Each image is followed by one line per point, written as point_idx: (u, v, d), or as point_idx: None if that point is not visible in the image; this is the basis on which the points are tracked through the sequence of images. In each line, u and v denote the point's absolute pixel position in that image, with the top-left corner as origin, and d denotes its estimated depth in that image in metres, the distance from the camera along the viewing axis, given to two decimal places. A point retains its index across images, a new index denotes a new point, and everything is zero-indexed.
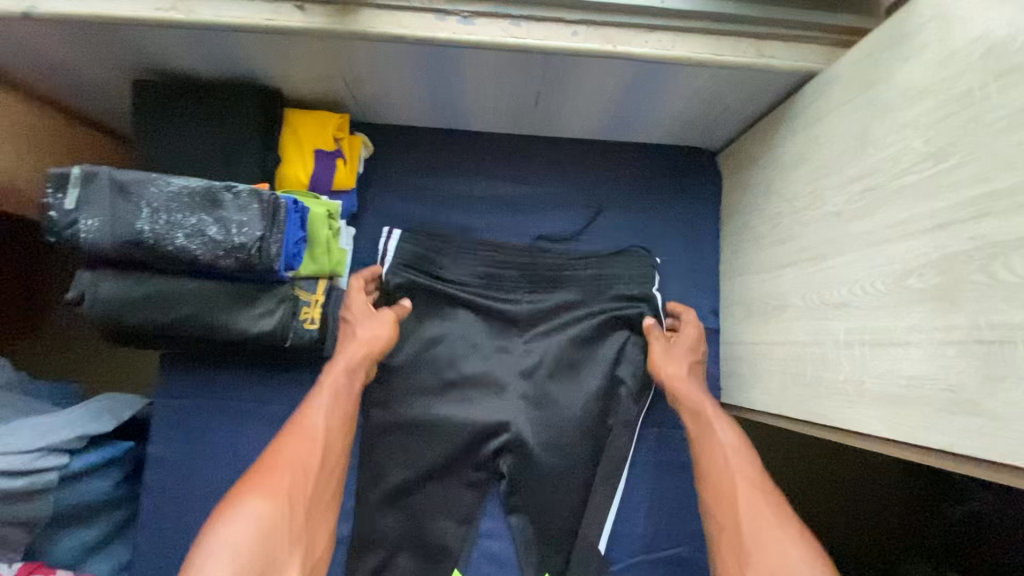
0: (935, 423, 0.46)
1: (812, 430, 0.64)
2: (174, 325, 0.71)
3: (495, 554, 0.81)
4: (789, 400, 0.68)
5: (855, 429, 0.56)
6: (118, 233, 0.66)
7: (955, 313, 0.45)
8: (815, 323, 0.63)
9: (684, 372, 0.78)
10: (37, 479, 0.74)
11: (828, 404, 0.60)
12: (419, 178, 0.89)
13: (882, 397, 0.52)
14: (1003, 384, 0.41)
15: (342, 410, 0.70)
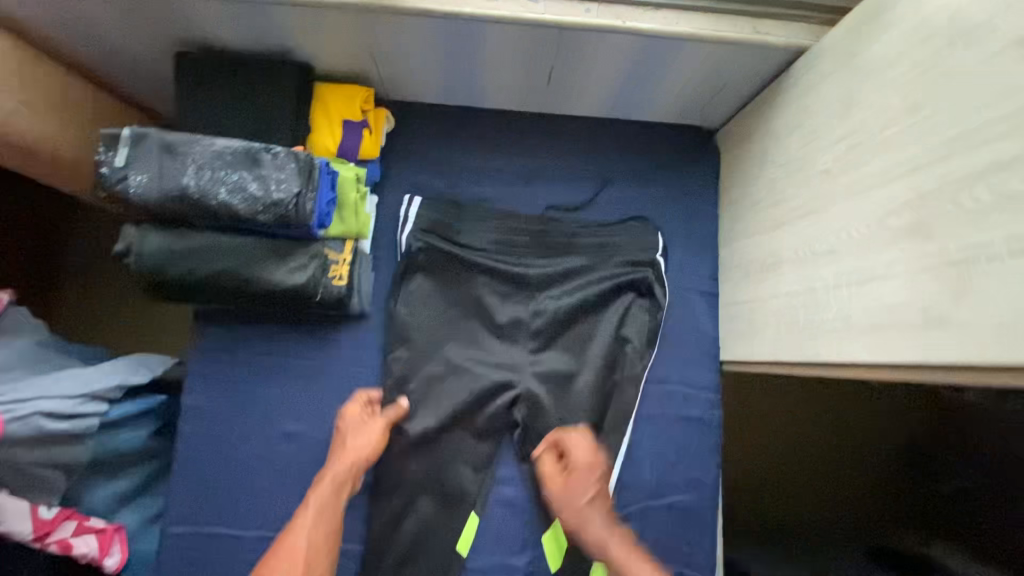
0: (910, 341, 0.53)
1: (805, 372, 0.70)
2: (213, 278, 0.77)
3: (510, 500, 0.87)
4: (783, 347, 0.74)
5: (842, 361, 0.63)
6: (165, 188, 0.71)
7: (929, 242, 0.51)
8: (808, 273, 0.70)
9: (585, 510, 0.76)
10: (81, 423, 0.79)
11: (818, 343, 0.67)
12: (438, 152, 0.95)
13: (866, 327, 0.59)
14: (968, 297, 0.47)
15: (325, 526, 0.73)
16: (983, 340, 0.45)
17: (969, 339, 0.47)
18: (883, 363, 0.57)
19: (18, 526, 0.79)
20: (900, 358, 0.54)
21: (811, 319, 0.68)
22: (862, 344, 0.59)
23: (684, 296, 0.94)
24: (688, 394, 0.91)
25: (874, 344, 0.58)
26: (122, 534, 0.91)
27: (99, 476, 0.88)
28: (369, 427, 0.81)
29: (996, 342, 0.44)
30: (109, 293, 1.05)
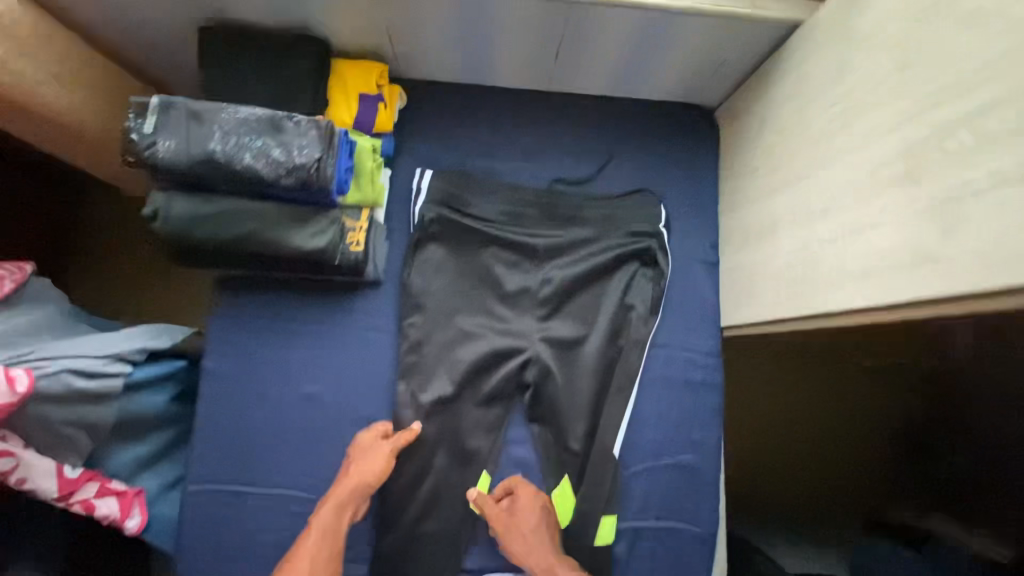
0: (903, 282, 0.57)
1: (803, 325, 0.74)
2: (237, 242, 0.80)
3: (521, 460, 0.90)
4: (783, 304, 0.78)
5: (838, 310, 0.67)
6: (192, 153, 0.75)
7: (918, 187, 0.55)
8: (804, 233, 0.74)
9: (529, 540, 0.81)
10: (106, 383, 0.82)
11: (816, 296, 0.71)
12: (448, 128, 0.99)
13: (861, 274, 0.63)
14: (954, 232, 0.51)
15: (326, 551, 0.74)
16: (970, 271, 0.49)
17: (957, 272, 0.51)
18: (877, 307, 0.61)
19: (43, 484, 0.81)
20: (893, 299, 0.58)
21: (808, 275, 0.72)
22: (858, 292, 0.63)
23: (686, 265, 0.97)
24: (692, 359, 0.94)
25: (869, 290, 0.62)
26: (142, 497, 0.93)
27: (121, 440, 0.91)
28: (376, 453, 0.82)
29: (981, 271, 0.48)
30: (122, 279, 1.09)
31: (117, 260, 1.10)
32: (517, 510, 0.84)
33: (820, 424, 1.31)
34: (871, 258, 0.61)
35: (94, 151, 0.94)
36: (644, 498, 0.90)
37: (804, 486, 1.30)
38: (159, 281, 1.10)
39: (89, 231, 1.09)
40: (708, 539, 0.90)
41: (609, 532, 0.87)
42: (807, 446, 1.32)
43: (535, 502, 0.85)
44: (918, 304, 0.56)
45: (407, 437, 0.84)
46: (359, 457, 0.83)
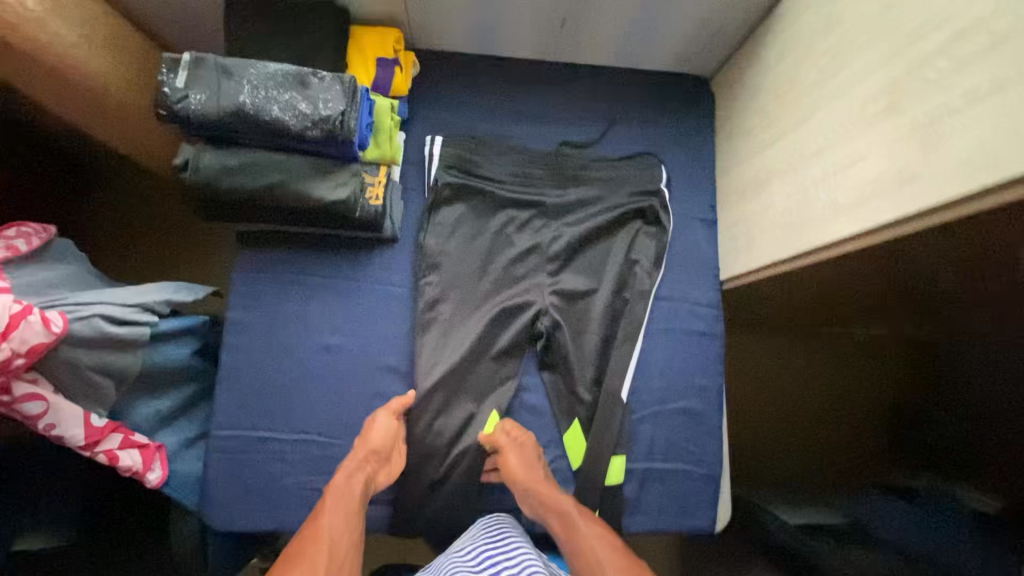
0: (891, 203, 0.63)
1: (798, 263, 0.80)
2: (263, 193, 0.84)
3: (533, 406, 0.94)
4: (781, 246, 0.83)
5: (831, 242, 0.72)
6: (223, 105, 0.79)
7: (904, 114, 0.61)
8: (799, 177, 0.79)
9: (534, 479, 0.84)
10: (134, 330, 0.85)
11: (812, 232, 0.76)
12: (460, 94, 1.04)
13: (854, 203, 0.68)
14: (939, 148, 0.57)
15: (345, 509, 0.76)
16: (950, 181, 0.55)
17: (940, 184, 0.56)
18: (867, 231, 0.66)
19: (71, 430, 0.83)
20: (881, 220, 0.64)
21: (804, 214, 0.78)
22: (850, 221, 0.69)
23: (687, 223, 1.02)
24: (694, 310, 0.99)
25: (858, 217, 0.68)
26: (163, 452, 0.95)
27: (143, 393, 0.93)
28: (380, 423, 0.86)
29: (961, 178, 0.54)
30: (146, 246, 1.16)
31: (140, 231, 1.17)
32: (523, 451, 0.87)
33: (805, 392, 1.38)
34: (862, 187, 0.67)
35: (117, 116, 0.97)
36: (651, 440, 0.94)
37: (791, 454, 1.36)
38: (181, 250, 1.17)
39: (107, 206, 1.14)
40: (713, 478, 0.95)
41: (618, 471, 0.91)
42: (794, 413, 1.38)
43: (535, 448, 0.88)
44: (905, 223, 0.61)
45: (405, 401, 0.89)
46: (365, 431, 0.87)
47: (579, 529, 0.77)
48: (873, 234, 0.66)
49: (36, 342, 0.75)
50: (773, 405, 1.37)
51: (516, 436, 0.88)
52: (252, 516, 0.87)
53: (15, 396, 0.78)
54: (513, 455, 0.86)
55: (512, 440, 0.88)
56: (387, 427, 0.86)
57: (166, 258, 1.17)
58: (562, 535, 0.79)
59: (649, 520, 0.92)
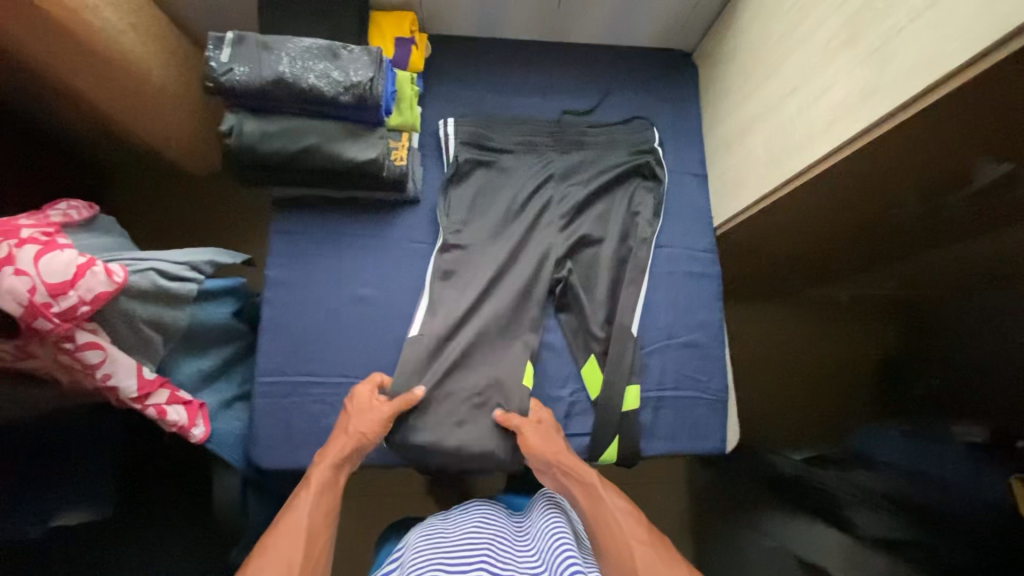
0: (862, 116, 0.74)
1: (788, 188, 0.90)
2: (299, 153, 0.93)
3: (554, 344, 1.03)
4: (769, 177, 0.94)
5: (811, 163, 0.84)
6: (264, 75, 0.88)
7: (871, 38, 0.72)
8: (782, 115, 0.90)
9: (555, 451, 0.87)
10: (185, 287, 0.93)
11: (797, 158, 0.87)
12: (467, 72, 1.15)
13: (835, 123, 0.79)
14: (905, 58, 0.68)
15: (328, 499, 0.76)
16: (913, 81, 0.67)
17: (904, 88, 0.68)
18: (840, 146, 0.79)
19: (125, 381, 0.88)
20: (852, 133, 0.76)
21: (788, 145, 0.89)
22: (828, 141, 0.81)
23: (680, 177, 1.13)
24: (693, 254, 1.09)
25: (833, 136, 0.80)
26: (205, 410, 1.01)
27: (187, 351, 1.00)
28: (374, 409, 0.88)
29: (921, 78, 0.66)
30: (174, 223, 1.34)
31: (168, 206, 1.34)
32: (545, 428, 0.91)
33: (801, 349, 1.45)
34: (838, 111, 0.79)
35: (158, 112, 1.06)
36: (662, 370, 1.02)
37: (791, 406, 1.41)
38: (204, 231, 1.35)
39: (133, 182, 1.30)
40: (719, 404, 1.03)
41: (633, 399, 0.99)
42: (789, 364, 1.46)
43: (553, 426, 0.92)
44: (877, 126, 0.73)
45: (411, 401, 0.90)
46: (350, 414, 0.88)
47: (605, 504, 0.78)
48: (847, 146, 0.78)
49: (100, 291, 0.81)
50: (776, 356, 1.47)
51: (540, 417, 0.92)
52: (296, 453, 0.93)
53: (77, 344, 0.82)
54: (543, 429, 0.91)
55: (537, 420, 0.92)
56: (380, 415, 0.88)
57: (188, 234, 1.35)
58: (584, 502, 0.79)
59: (664, 444, 1.00)
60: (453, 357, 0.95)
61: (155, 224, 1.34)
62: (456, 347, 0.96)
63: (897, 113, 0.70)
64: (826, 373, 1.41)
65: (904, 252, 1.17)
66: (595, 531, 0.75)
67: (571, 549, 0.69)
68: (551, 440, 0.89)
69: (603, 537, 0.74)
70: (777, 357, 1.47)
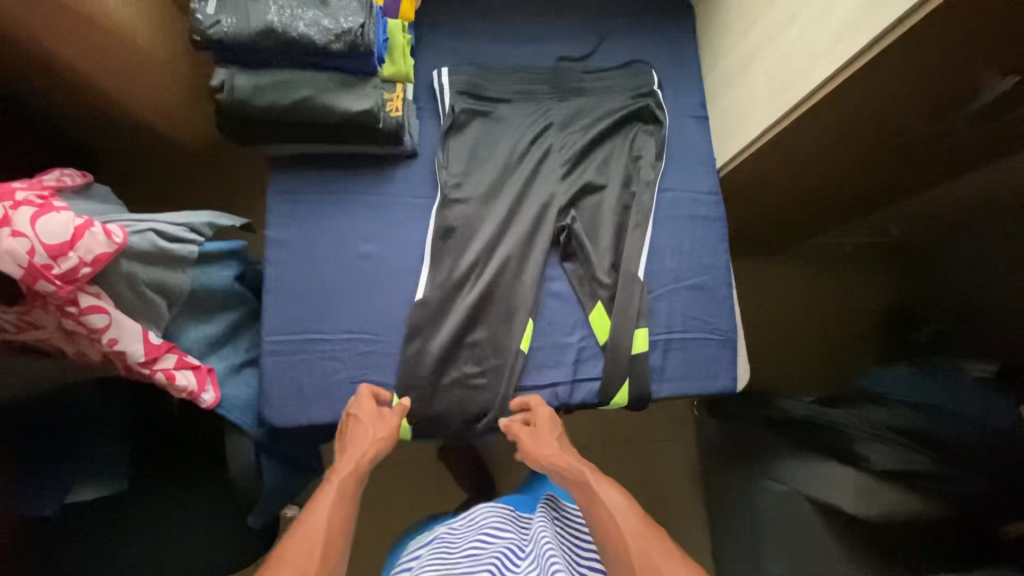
0: (871, 26, 0.74)
1: (795, 114, 0.89)
2: (293, 107, 0.91)
3: (558, 293, 1.01)
4: (776, 106, 0.93)
5: (818, 85, 0.84)
6: (252, 26, 0.86)
7: None
8: (790, 39, 0.89)
9: (554, 449, 0.85)
10: (184, 248, 0.91)
11: (807, 81, 0.86)
12: (460, 21, 1.12)
13: (847, 36, 0.78)
14: None
15: (344, 508, 0.72)
16: None
17: None
18: (847, 62, 0.79)
19: (132, 346, 0.87)
20: (863, 44, 0.75)
21: (797, 70, 0.88)
22: (834, 59, 0.80)
23: (681, 120, 1.11)
24: (697, 198, 1.07)
25: (840, 53, 0.79)
26: (213, 375, 1.00)
27: (191, 317, 0.99)
28: (383, 419, 0.87)
29: None
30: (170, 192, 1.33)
31: (162, 175, 1.33)
32: (544, 431, 0.89)
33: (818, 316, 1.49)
34: (844, 23, 0.78)
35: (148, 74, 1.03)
36: (670, 314, 1.02)
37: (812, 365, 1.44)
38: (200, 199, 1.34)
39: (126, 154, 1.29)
40: (728, 344, 1.02)
41: (642, 342, 0.98)
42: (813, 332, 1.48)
43: (551, 424, 0.90)
44: (890, 33, 0.72)
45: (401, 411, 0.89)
46: (362, 424, 0.86)
47: (605, 500, 0.74)
48: (856, 61, 0.77)
49: (100, 252, 0.79)
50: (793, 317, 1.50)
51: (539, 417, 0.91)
52: (305, 412, 0.92)
53: (81, 308, 0.81)
54: (546, 430, 0.89)
55: (540, 420, 0.90)
56: (391, 424, 0.87)
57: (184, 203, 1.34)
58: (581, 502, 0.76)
59: (675, 385, 0.99)
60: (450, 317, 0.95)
61: (150, 194, 1.33)
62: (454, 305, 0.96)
63: (909, 15, 0.69)
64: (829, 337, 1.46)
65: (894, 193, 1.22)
66: (598, 531, 0.71)
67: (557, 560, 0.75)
68: (549, 440, 0.87)
69: (605, 539, 0.69)
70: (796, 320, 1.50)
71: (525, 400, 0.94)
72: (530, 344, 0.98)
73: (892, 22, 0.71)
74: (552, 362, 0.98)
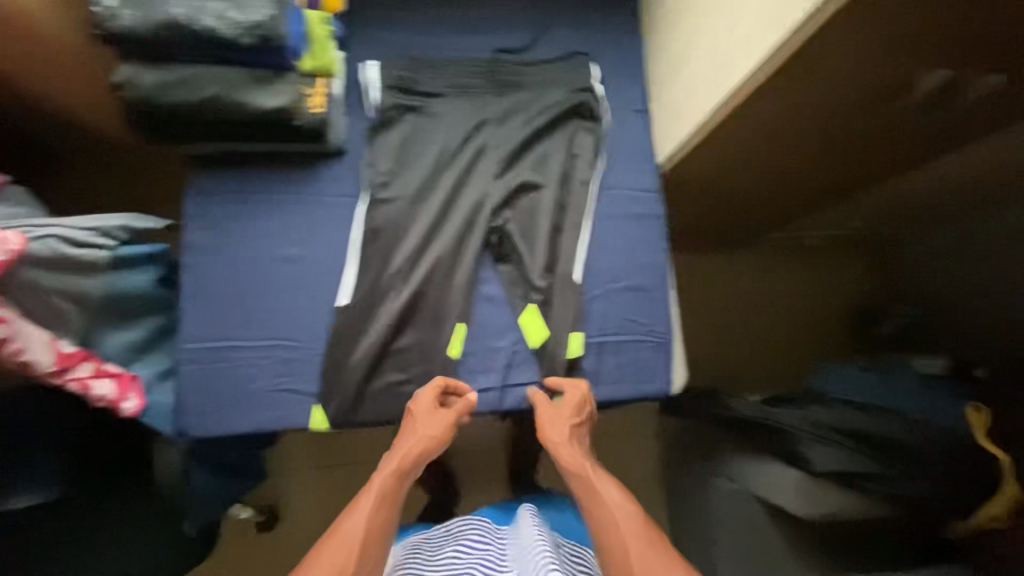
0: (787, 20, 0.70)
1: (726, 109, 0.86)
2: (204, 103, 0.88)
3: (491, 296, 0.98)
4: (709, 100, 0.90)
5: (746, 77, 0.80)
6: (155, 18, 0.81)
7: None
8: (723, 31, 0.85)
9: (566, 435, 0.86)
10: (93, 254, 0.87)
11: (736, 75, 0.82)
12: (394, 12, 1.08)
13: (768, 30, 0.74)
14: None
15: (385, 509, 0.74)
16: None
17: None
18: (768, 56, 0.75)
19: (39, 355, 0.78)
20: (779, 39, 0.72)
21: (728, 63, 0.84)
22: (759, 53, 0.77)
23: (623, 114, 1.07)
24: (636, 197, 1.04)
25: (762, 47, 0.76)
26: (138, 383, 0.95)
27: (111, 322, 0.94)
28: (438, 415, 0.86)
29: None
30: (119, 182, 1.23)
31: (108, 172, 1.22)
32: (559, 414, 0.89)
33: (769, 309, 1.44)
34: (768, 14, 0.74)
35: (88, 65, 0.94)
36: (605, 316, 0.99)
37: (767, 357, 1.42)
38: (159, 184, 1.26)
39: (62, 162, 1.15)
40: (664, 346, 1.00)
41: (575, 346, 0.96)
42: (763, 320, 1.44)
43: (579, 403, 0.90)
44: (803, 29, 0.68)
45: (467, 404, 0.89)
46: (415, 420, 0.86)
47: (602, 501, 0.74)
48: (779, 55, 0.73)
49: None
50: (749, 311, 1.44)
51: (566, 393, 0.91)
52: (225, 421, 0.90)
53: None
54: (553, 418, 0.89)
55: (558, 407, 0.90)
56: (445, 421, 0.86)
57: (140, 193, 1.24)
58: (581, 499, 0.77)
59: (609, 389, 0.97)
60: (377, 322, 0.93)
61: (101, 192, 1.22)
62: (380, 310, 0.93)
63: (824, 8, 0.64)
64: (784, 325, 1.44)
65: (861, 187, 1.20)
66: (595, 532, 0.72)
67: (544, 544, 0.76)
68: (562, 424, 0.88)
69: (601, 542, 0.70)
70: (751, 310, 1.44)
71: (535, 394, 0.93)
72: (460, 349, 0.95)
73: (807, 15, 0.66)
74: (483, 368, 0.96)
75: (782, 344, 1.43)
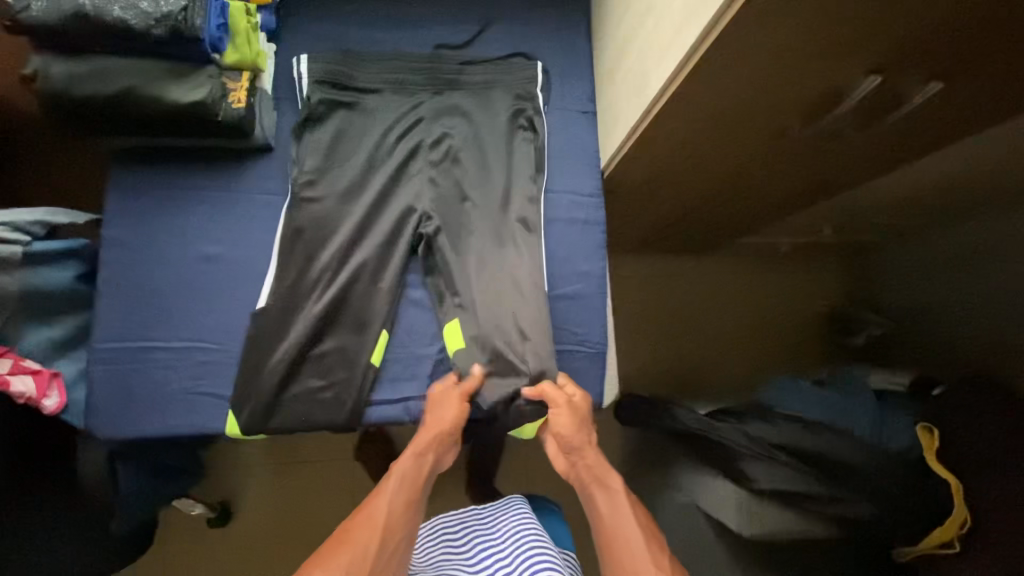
0: (698, 22, 0.66)
1: (656, 109, 0.82)
2: (118, 97, 0.84)
3: (418, 302, 0.95)
4: (641, 102, 0.86)
5: (669, 79, 0.76)
6: (63, 8, 0.78)
7: None
8: (653, 29, 0.81)
9: (586, 440, 0.88)
10: (5, 249, 0.85)
11: (661, 76, 0.78)
12: (331, 3, 1.04)
13: (685, 32, 0.70)
14: None
15: (406, 494, 0.79)
16: None
17: None
18: (686, 58, 0.71)
19: None
20: (692, 42, 0.67)
21: (656, 64, 0.80)
22: (678, 53, 0.72)
23: (568, 114, 1.03)
24: (575, 202, 1.00)
25: (680, 49, 0.71)
26: (59, 379, 0.90)
27: (30, 318, 0.89)
28: (449, 401, 0.88)
29: None
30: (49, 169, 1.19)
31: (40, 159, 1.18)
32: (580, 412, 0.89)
33: (733, 315, 1.38)
34: (686, 15, 0.70)
35: None
36: None
37: (728, 364, 1.36)
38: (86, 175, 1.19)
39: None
40: (598, 357, 0.97)
41: None
42: (727, 325, 1.38)
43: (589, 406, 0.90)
44: (710, 33, 0.64)
45: (473, 383, 0.89)
46: (433, 407, 0.89)
47: (621, 513, 0.79)
48: (693, 58, 0.69)
49: None
50: (709, 317, 1.38)
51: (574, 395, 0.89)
52: (137, 424, 0.88)
53: None
54: (565, 414, 0.87)
55: (567, 399, 0.88)
56: (456, 409, 0.87)
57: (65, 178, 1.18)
58: (602, 506, 0.81)
59: None
60: (296, 326, 0.90)
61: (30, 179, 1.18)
62: (299, 313, 0.90)
63: (725, 11, 0.60)
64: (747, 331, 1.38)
65: (822, 197, 1.15)
66: (608, 541, 0.77)
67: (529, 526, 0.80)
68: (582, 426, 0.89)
69: (607, 546, 0.76)
70: (712, 316, 1.38)
71: (541, 390, 0.87)
72: (383, 356, 0.92)
73: (711, 17, 0.62)
74: (407, 375, 0.93)
75: (744, 352, 1.37)
